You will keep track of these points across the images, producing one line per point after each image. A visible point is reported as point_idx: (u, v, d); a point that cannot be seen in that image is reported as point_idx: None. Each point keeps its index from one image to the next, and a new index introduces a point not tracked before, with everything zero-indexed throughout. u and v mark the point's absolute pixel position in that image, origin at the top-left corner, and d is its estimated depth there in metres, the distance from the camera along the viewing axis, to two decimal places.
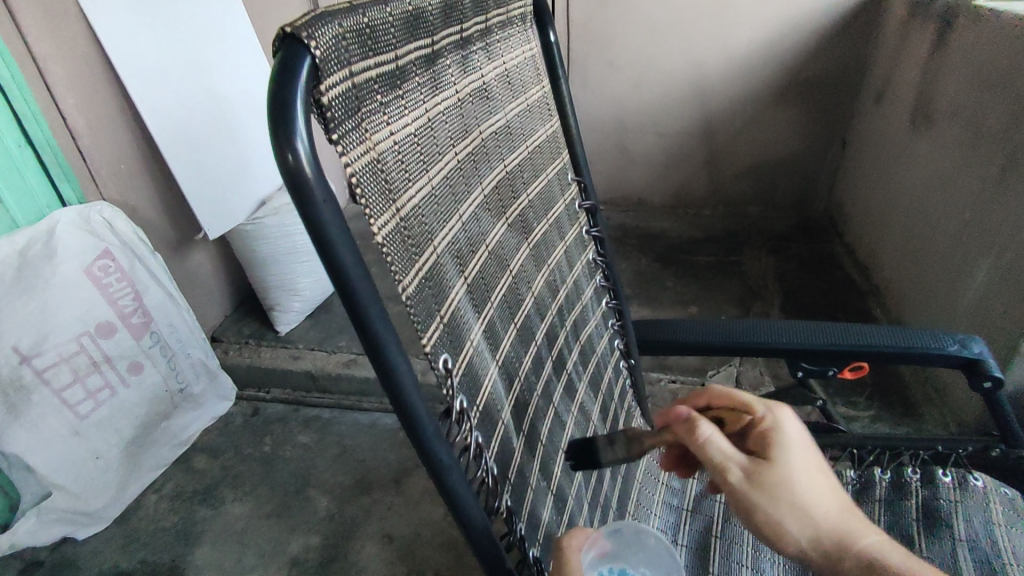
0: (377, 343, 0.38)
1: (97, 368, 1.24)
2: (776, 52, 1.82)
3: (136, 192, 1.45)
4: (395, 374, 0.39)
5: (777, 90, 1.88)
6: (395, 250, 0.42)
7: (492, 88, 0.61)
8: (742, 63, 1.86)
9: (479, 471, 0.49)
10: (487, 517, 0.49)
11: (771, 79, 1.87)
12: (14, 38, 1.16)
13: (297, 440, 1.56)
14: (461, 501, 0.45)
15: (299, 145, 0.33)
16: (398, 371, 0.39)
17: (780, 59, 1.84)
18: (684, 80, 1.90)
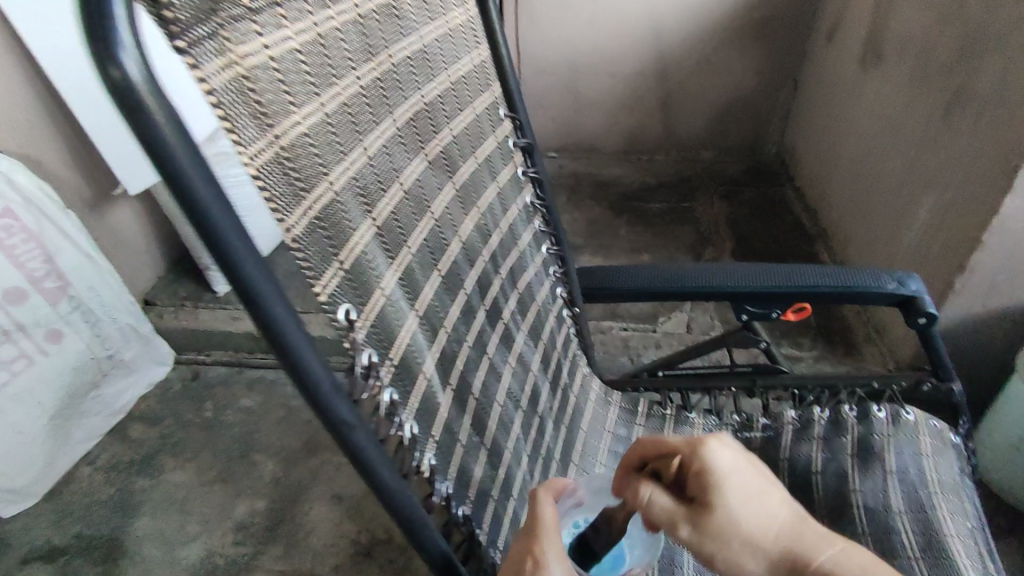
0: (249, 292, 0.34)
1: (8, 336, 1.16)
2: None
3: (39, 143, 1.32)
4: (277, 325, 0.35)
5: (730, 29, 1.83)
6: (275, 184, 0.37)
7: (404, 7, 0.55)
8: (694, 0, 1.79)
9: (393, 430, 0.45)
10: (406, 477, 0.46)
11: (724, 17, 1.81)
12: None
13: (240, 404, 1.50)
14: (373, 463, 0.42)
15: (123, 57, 0.27)
16: (281, 322, 0.36)
17: None
18: (636, 18, 1.82)
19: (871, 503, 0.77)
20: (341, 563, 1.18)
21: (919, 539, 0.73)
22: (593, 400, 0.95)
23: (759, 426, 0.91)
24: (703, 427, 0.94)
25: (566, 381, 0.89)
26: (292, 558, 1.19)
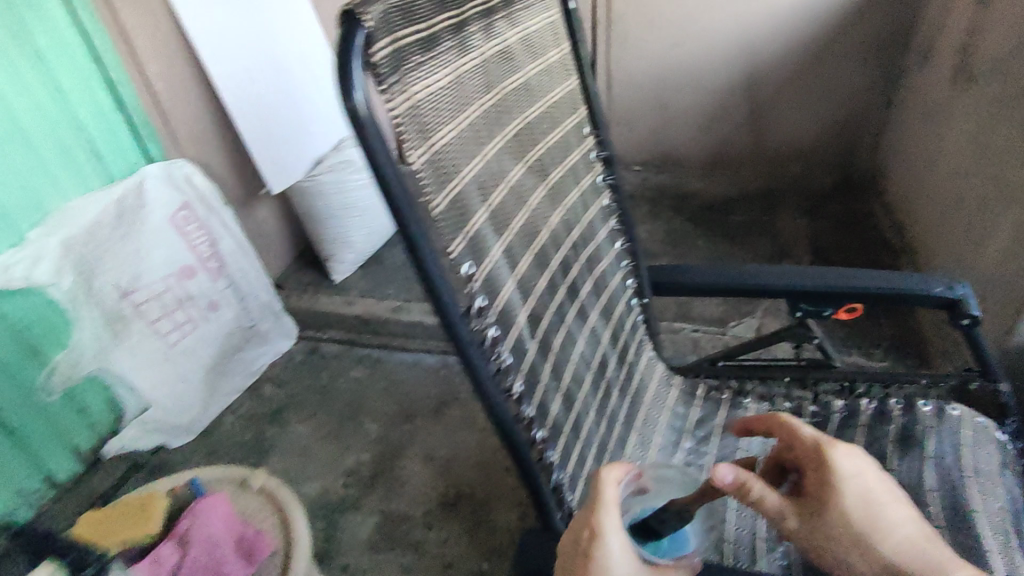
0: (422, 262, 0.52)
1: (182, 304, 1.53)
2: (816, 16, 1.80)
3: (209, 151, 1.71)
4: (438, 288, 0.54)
5: (819, 49, 1.86)
6: (428, 175, 0.54)
7: (514, 50, 0.69)
8: (783, 24, 1.84)
9: (497, 358, 0.63)
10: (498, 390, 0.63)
11: (813, 39, 1.84)
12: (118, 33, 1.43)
13: (351, 374, 1.77)
14: (476, 371, 0.61)
15: (356, 92, 0.45)
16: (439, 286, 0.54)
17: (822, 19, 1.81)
18: (727, 41, 1.89)
19: (906, 479, 0.85)
20: (431, 511, 1.37)
21: (947, 512, 0.81)
22: (655, 377, 1.08)
23: (809, 413, 1.00)
24: (756, 410, 1.04)
25: (632, 358, 1.03)
26: (391, 500, 1.41)
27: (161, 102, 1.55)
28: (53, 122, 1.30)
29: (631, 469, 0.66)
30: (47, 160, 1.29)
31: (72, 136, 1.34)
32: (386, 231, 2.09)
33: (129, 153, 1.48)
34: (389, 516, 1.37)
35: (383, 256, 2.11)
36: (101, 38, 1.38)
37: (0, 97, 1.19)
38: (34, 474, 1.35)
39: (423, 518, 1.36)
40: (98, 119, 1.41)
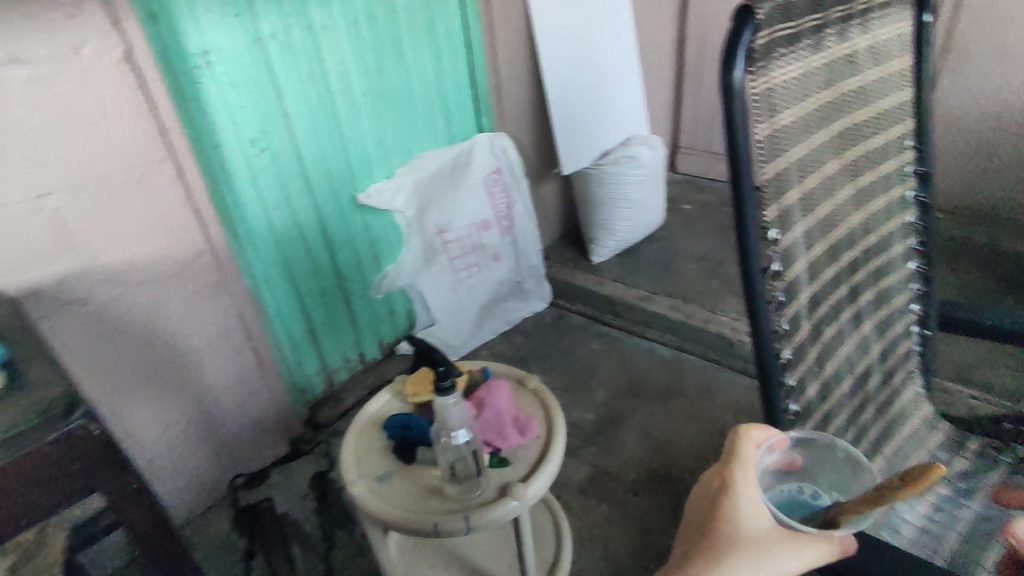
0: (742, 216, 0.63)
1: (476, 249, 1.87)
2: None
3: (523, 131, 2.05)
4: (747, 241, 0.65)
5: None
6: (766, 146, 0.64)
7: (860, 56, 0.76)
8: None
9: (777, 322, 0.71)
10: (772, 346, 0.72)
11: None
12: (488, 29, 1.82)
13: (589, 344, 1.95)
14: (758, 324, 0.70)
15: (736, 71, 0.58)
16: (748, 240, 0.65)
17: None
18: None
19: None
20: (639, 480, 1.46)
21: None
22: (920, 415, 1.02)
23: None
24: None
25: (899, 386, 0.99)
26: (606, 458, 1.53)
27: (502, 85, 1.92)
28: (431, 92, 1.72)
29: (806, 457, 0.69)
30: (420, 119, 1.71)
31: (439, 104, 1.75)
32: (646, 228, 2.24)
33: (469, 124, 1.87)
34: (599, 471, 1.50)
35: (638, 250, 2.25)
36: (477, 32, 1.77)
37: (407, 67, 1.62)
38: (353, 349, 1.80)
39: (630, 484, 1.46)
40: (457, 93, 1.80)
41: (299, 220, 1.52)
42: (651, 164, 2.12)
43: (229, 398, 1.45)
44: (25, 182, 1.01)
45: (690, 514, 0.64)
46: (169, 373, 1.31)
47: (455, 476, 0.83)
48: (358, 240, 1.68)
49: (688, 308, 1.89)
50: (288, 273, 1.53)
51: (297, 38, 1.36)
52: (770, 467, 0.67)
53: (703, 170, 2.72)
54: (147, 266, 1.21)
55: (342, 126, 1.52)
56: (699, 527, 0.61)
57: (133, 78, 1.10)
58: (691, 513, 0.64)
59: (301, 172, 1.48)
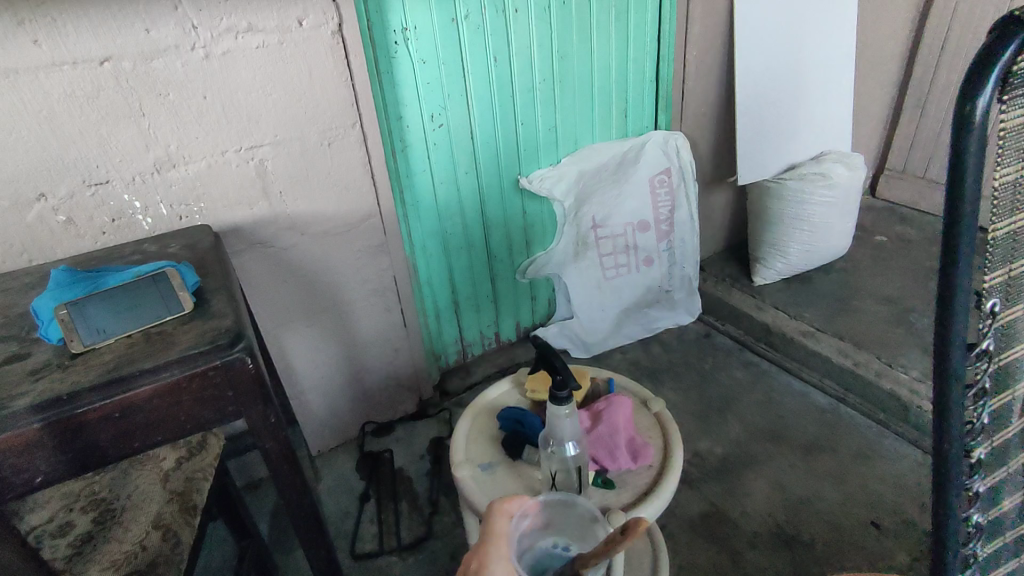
0: (953, 279, 0.50)
1: (628, 249, 1.80)
2: None
3: (702, 132, 1.92)
4: (954, 313, 0.51)
5: None
6: (1004, 196, 0.51)
7: None
8: None
9: (973, 412, 0.57)
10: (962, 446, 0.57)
11: None
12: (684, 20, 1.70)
13: (733, 372, 1.80)
14: (948, 415, 0.55)
15: (980, 99, 0.45)
16: (958, 311, 0.51)
17: None
18: None
19: None
20: (761, 534, 1.32)
21: None
22: None
23: None
24: None
25: None
26: (727, 500, 1.40)
27: (688, 81, 1.80)
28: (610, 83, 1.67)
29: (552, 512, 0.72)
30: (594, 109, 1.67)
31: (616, 96, 1.70)
32: (825, 256, 1.99)
33: (644, 119, 1.79)
34: (716, 511, 1.38)
35: (810, 279, 2.01)
36: (671, 23, 1.68)
37: (590, 55, 1.58)
38: (490, 327, 1.85)
39: (750, 536, 1.32)
40: (638, 85, 1.73)
41: (461, 196, 1.57)
42: (847, 185, 1.86)
43: (373, 351, 1.57)
44: (242, 133, 1.15)
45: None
46: (327, 319, 1.45)
47: (553, 487, 0.80)
48: (513, 223, 1.70)
49: (859, 355, 1.65)
50: (443, 245, 1.61)
51: (489, 21, 1.39)
52: (524, 532, 0.67)
53: (913, 199, 2.34)
54: (325, 220, 1.33)
55: (515, 108, 1.53)
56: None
57: (340, 49, 1.20)
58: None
59: (471, 151, 1.52)
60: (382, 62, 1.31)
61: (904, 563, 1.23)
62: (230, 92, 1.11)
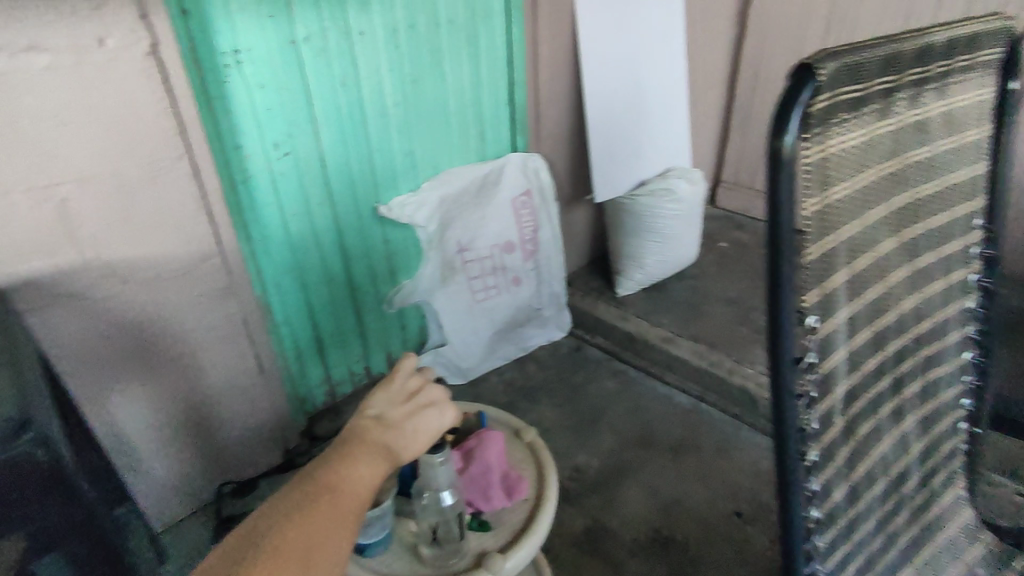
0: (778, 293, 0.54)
1: (496, 271, 1.80)
2: None
3: (558, 152, 1.98)
4: (782, 317, 0.55)
5: None
6: (813, 224, 0.55)
7: (931, 124, 0.66)
8: None
9: (805, 417, 0.62)
10: (796, 426, 0.61)
11: None
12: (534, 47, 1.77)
13: (603, 382, 1.87)
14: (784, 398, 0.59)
15: (788, 136, 0.49)
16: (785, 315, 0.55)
17: None
18: None
19: None
20: (639, 541, 1.36)
21: None
22: (960, 524, 0.92)
23: None
24: None
25: (936, 487, 0.89)
26: (606, 512, 1.43)
27: (542, 103, 1.86)
28: (465, 107, 1.66)
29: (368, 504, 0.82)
30: (451, 133, 1.66)
31: (473, 120, 1.70)
32: (676, 264, 2.15)
33: (502, 142, 1.81)
34: (597, 526, 1.40)
35: (666, 287, 2.16)
36: (519, 50, 1.71)
37: (441, 79, 1.57)
38: (359, 362, 1.75)
39: (629, 544, 1.36)
40: (493, 109, 1.74)
41: (316, 227, 1.47)
42: (689, 199, 2.03)
43: (226, 404, 1.41)
44: (36, 170, 0.98)
45: (265, 533, 0.54)
46: (166, 373, 1.28)
47: (435, 538, 0.77)
48: (375, 252, 1.63)
49: (712, 355, 1.79)
50: (299, 280, 1.49)
51: (332, 45, 1.32)
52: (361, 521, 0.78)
53: (745, 208, 2.60)
54: (152, 264, 1.17)
55: (367, 134, 1.47)
56: (337, 521, 0.57)
57: (157, 73, 1.07)
58: (270, 539, 0.53)
59: (323, 179, 1.43)
60: (212, 87, 1.18)
61: (764, 546, 1.34)
62: (14, 122, 0.94)
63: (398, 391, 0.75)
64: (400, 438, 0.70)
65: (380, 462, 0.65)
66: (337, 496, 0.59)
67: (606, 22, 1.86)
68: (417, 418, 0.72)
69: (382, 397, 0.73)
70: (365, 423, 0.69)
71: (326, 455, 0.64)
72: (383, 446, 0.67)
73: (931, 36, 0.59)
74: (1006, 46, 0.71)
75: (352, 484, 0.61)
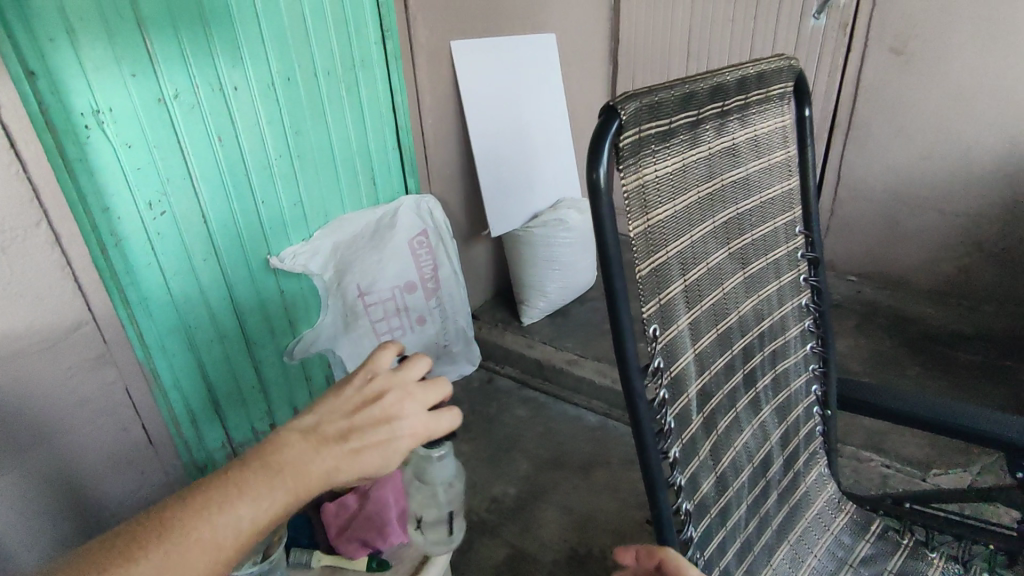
0: (615, 308, 0.61)
1: (399, 312, 1.80)
2: None
3: (451, 192, 2.05)
4: (621, 330, 0.62)
5: None
6: (639, 243, 0.62)
7: (740, 148, 0.77)
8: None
9: (660, 419, 0.68)
10: (651, 426, 0.67)
11: None
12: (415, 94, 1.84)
13: (516, 410, 1.90)
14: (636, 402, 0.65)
15: (600, 168, 0.56)
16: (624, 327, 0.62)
17: None
18: (990, 173, 1.95)
19: None
20: (558, 562, 1.39)
21: None
22: (824, 498, 1.03)
23: None
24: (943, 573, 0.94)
25: (800, 467, 0.99)
26: (525, 538, 1.45)
27: (430, 146, 1.93)
28: (353, 154, 1.69)
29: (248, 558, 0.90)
30: (340, 180, 1.68)
31: (362, 166, 1.73)
32: (576, 289, 2.24)
33: (394, 185, 1.85)
34: (517, 552, 1.42)
35: (568, 311, 2.25)
36: (401, 98, 1.78)
37: (325, 128, 1.59)
38: (262, 419, 1.69)
39: (549, 566, 1.39)
40: (382, 154, 1.78)
41: (202, 284, 1.43)
42: (581, 227, 2.13)
43: (110, 483, 1.29)
44: None
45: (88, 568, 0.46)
46: (33, 460, 1.13)
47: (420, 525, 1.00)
48: (270, 305, 1.60)
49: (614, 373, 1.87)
50: (188, 340, 1.43)
51: (204, 101, 1.32)
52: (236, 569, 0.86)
53: None
54: None
55: (250, 187, 1.46)
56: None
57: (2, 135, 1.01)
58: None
59: (205, 234, 1.40)
60: (72, 149, 1.13)
61: None
62: None
63: (353, 397, 0.59)
64: (325, 463, 0.53)
65: (267, 495, 0.50)
66: (187, 537, 0.47)
67: (483, 68, 1.97)
68: (359, 442, 0.55)
69: (329, 403, 0.58)
70: (293, 435, 0.55)
71: (220, 474, 0.51)
72: (280, 474, 0.51)
73: (723, 75, 0.69)
74: (793, 80, 0.84)
75: (218, 535, 0.48)
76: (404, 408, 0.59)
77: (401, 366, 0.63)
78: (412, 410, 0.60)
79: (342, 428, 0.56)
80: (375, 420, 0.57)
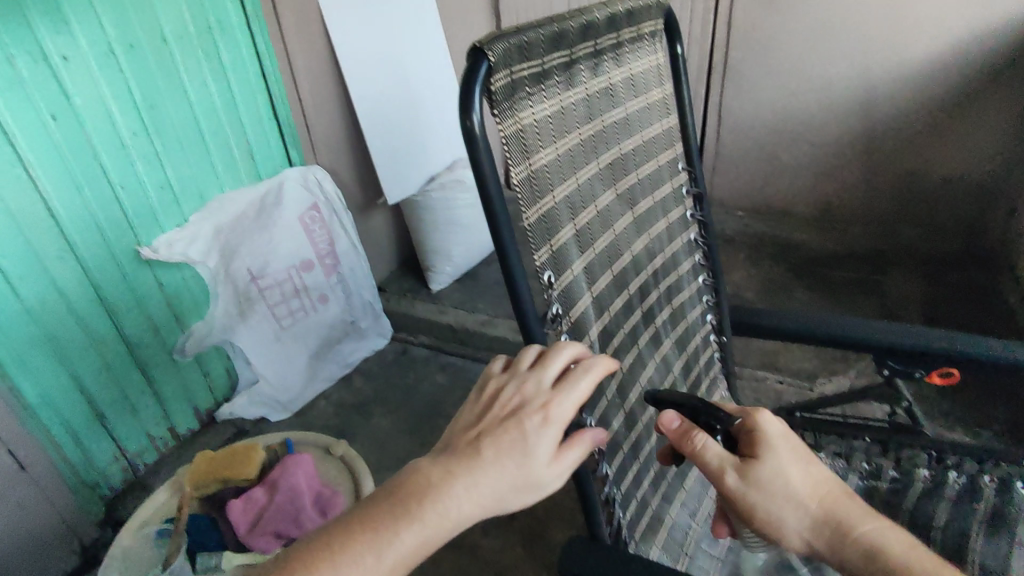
0: (506, 256, 0.60)
1: (297, 293, 1.71)
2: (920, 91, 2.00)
3: (339, 160, 1.94)
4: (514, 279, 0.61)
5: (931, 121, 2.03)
6: (524, 189, 0.61)
7: (617, 88, 0.77)
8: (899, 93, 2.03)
9: None
10: None
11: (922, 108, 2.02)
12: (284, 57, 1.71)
13: (434, 378, 1.89)
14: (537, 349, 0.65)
15: (473, 114, 0.53)
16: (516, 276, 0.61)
17: (924, 99, 2.01)
18: (849, 105, 2.10)
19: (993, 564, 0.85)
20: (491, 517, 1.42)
21: None
22: None
23: (889, 476, 1.00)
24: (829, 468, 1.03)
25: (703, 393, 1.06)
26: None
27: (308, 112, 1.80)
28: (224, 127, 1.55)
29: None
30: (213, 158, 1.53)
31: (235, 139, 1.59)
32: (482, 250, 2.22)
33: (276, 158, 1.73)
34: None
35: (477, 272, 2.24)
36: (271, 62, 1.64)
37: (185, 100, 1.44)
38: (159, 424, 1.56)
39: (482, 523, 1.42)
40: (257, 124, 1.65)
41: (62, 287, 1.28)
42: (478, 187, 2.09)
43: None
44: None
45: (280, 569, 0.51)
46: None
47: None
48: (151, 301, 1.46)
49: None
50: (56, 351, 1.29)
51: (26, 76, 1.14)
52: None
53: None
54: None
55: (105, 172, 1.30)
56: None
57: None
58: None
59: (57, 230, 1.24)
60: None
61: None
62: None
63: (494, 396, 0.60)
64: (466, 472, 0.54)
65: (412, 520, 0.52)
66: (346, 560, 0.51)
67: (358, 26, 1.82)
68: (496, 444, 0.55)
69: (475, 405, 0.60)
70: (447, 449, 0.57)
71: (384, 496, 0.54)
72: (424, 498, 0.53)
73: (594, 12, 0.67)
74: (662, 19, 0.85)
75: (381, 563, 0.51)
76: (531, 397, 0.58)
77: (543, 358, 0.62)
78: (547, 396, 0.58)
79: (478, 430, 0.57)
80: (513, 407, 0.58)
